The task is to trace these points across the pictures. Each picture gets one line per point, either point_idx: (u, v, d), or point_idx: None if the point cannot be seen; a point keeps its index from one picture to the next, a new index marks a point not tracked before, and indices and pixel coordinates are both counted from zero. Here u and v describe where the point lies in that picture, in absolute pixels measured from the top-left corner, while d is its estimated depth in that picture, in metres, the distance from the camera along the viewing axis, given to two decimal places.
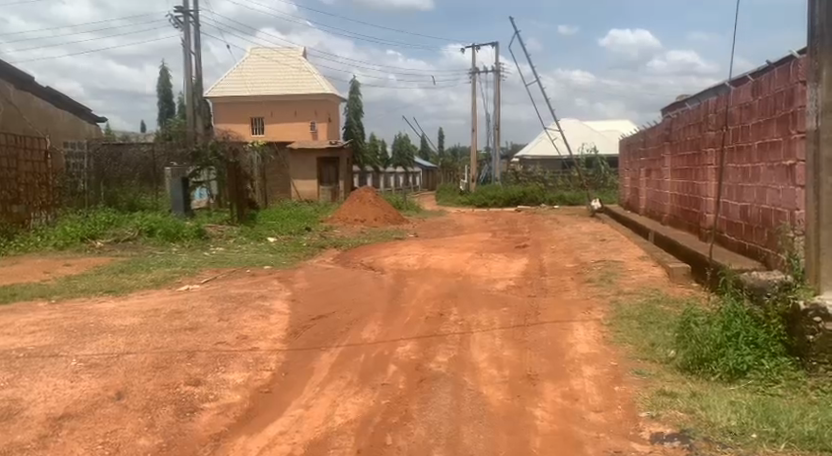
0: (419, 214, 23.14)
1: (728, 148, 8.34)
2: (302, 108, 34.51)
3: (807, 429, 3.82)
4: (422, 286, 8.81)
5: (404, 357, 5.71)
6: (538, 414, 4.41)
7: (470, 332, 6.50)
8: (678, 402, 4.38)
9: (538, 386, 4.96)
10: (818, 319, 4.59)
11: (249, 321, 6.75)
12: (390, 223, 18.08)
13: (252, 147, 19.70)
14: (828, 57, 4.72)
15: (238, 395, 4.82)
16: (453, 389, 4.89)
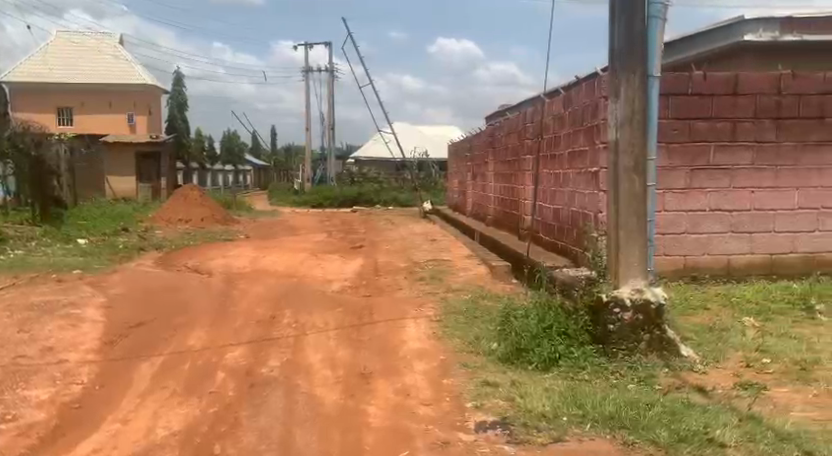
0: (252, 214, 22.85)
1: (544, 155, 9.00)
2: (118, 99, 32.81)
3: (608, 409, 4.26)
4: (253, 289, 8.76)
5: (234, 362, 5.71)
6: (370, 411, 4.61)
7: (304, 334, 6.59)
8: (500, 392, 4.74)
9: (371, 383, 5.17)
10: (617, 310, 5.18)
11: (56, 332, 6.41)
12: (217, 223, 17.66)
13: (58, 141, 18.44)
14: (625, 74, 5.21)
15: (43, 412, 4.62)
16: (285, 393, 4.97)
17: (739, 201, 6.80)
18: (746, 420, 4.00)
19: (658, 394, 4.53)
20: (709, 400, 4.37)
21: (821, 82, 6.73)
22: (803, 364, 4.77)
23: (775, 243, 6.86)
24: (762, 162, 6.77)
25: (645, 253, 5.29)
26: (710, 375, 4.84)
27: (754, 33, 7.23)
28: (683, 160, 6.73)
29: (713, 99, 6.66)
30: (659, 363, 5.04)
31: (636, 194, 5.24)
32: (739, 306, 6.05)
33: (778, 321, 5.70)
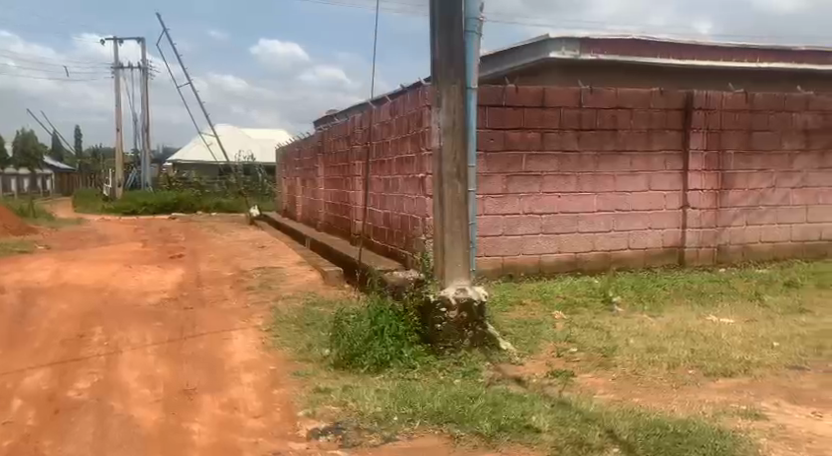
0: (53, 223, 21.20)
1: (372, 161, 9.26)
2: None
3: (436, 405, 4.50)
4: (56, 306, 8.24)
5: (35, 388, 5.38)
6: (194, 429, 4.54)
7: (118, 352, 6.33)
8: (331, 397, 4.84)
9: (194, 400, 5.07)
10: (444, 309, 5.48)
11: None
12: (12, 232, 16.31)
13: None
14: (447, 85, 5.51)
15: None
16: (97, 417, 4.77)
17: (548, 206, 7.38)
18: (558, 405, 4.39)
19: (482, 387, 4.85)
20: (525, 389, 4.74)
21: (614, 97, 7.47)
22: (603, 351, 5.29)
23: (580, 243, 7.54)
24: (567, 169, 7.40)
25: (467, 253, 5.62)
26: (526, 365, 5.24)
27: (558, 51, 7.86)
28: (498, 167, 7.19)
29: (523, 110, 7.18)
30: (481, 357, 5.38)
31: (460, 198, 5.56)
32: (549, 301, 6.58)
33: (583, 313, 6.27)
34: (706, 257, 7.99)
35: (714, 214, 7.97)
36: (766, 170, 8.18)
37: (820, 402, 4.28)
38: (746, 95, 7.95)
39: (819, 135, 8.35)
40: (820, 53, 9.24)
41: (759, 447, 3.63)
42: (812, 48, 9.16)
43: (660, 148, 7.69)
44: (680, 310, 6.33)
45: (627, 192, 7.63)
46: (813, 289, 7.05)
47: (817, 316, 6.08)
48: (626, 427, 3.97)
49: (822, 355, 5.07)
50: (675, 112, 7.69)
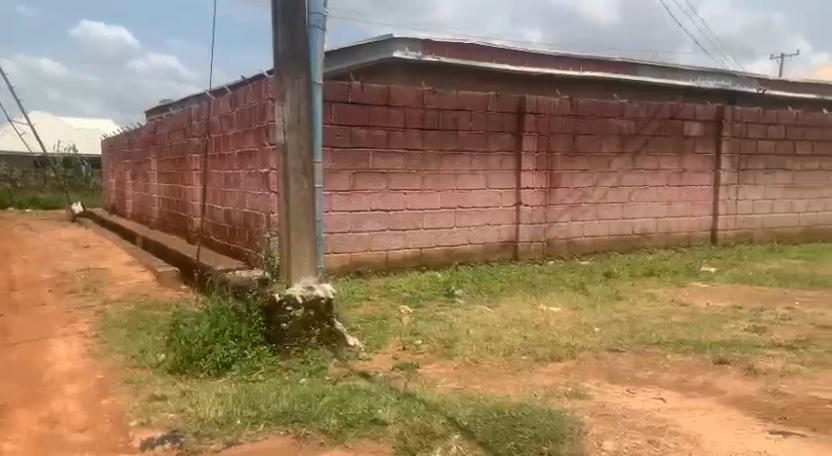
0: None
1: (211, 155, 9.03)
2: None
3: (281, 406, 4.51)
4: None
5: None
6: (9, 448, 4.21)
7: None
8: (168, 404, 4.67)
9: (8, 416, 4.70)
10: (290, 308, 5.48)
11: None
12: None
13: None
14: (290, 80, 5.51)
15: None
16: None
17: (394, 203, 7.56)
18: (403, 398, 4.55)
19: (328, 385, 4.91)
20: (372, 383, 4.87)
21: (455, 99, 7.79)
22: (446, 342, 5.55)
23: (424, 239, 7.79)
24: (411, 167, 7.62)
25: (314, 251, 5.66)
26: (372, 360, 5.37)
27: (401, 51, 8.10)
28: (346, 164, 7.22)
29: (369, 109, 7.29)
30: (329, 355, 5.45)
31: (305, 195, 5.59)
32: (394, 297, 6.77)
33: (427, 307, 6.51)
34: (537, 251, 8.56)
35: (544, 211, 8.55)
36: (589, 170, 8.88)
37: (633, 380, 4.75)
38: (572, 101, 8.58)
39: (633, 139, 9.18)
40: (630, 64, 10.15)
41: (582, 425, 3.97)
42: (625, 59, 10.04)
43: (496, 149, 8.13)
44: (514, 301, 6.75)
45: (468, 190, 8.00)
46: (627, 278, 7.76)
47: (631, 302, 6.72)
48: (465, 414, 4.20)
49: (635, 337, 5.63)
50: (509, 116, 8.16)
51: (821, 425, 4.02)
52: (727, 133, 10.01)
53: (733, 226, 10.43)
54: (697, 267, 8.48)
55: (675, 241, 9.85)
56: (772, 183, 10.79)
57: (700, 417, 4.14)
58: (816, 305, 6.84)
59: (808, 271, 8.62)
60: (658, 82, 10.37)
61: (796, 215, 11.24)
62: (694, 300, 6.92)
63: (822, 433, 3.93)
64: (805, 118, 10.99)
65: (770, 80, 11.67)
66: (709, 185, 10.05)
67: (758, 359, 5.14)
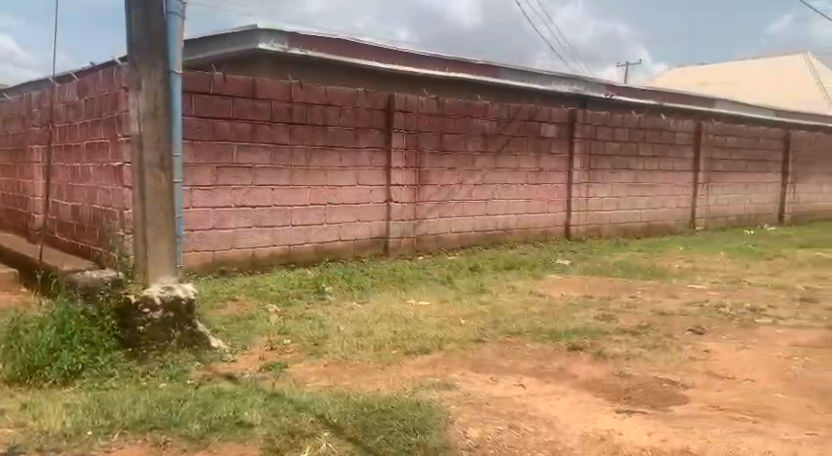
0: None
1: (55, 146, 8.40)
2: None
3: (138, 414, 4.18)
4: None
5: None
6: None
7: None
8: (6, 419, 4.23)
9: None
10: (147, 310, 5.17)
11: None
12: None
13: None
14: (146, 68, 5.15)
15: None
16: None
17: (261, 198, 7.34)
18: (271, 398, 4.41)
19: (190, 388, 4.66)
20: (237, 385, 4.68)
21: (323, 94, 7.69)
22: (315, 340, 5.46)
23: (292, 236, 7.63)
24: (278, 162, 7.43)
25: (172, 248, 5.39)
26: (238, 362, 5.18)
27: (266, 43, 7.79)
28: (207, 158, 6.93)
29: (232, 101, 7.05)
30: (191, 358, 5.20)
31: (163, 191, 5.28)
32: (261, 295, 6.58)
33: (296, 305, 6.39)
34: (407, 247, 8.63)
35: (412, 208, 8.63)
36: (455, 168, 9.05)
37: (495, 368, 4.89)
38: (438, 100, 8.72)
39: (495, 138, 9.46)
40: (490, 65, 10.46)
41: (449, 414, 4.02)
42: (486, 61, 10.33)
43: (365, 145, 8.11)
44: (383, 296, 6.76)
45: (338, 186, 7.93)
46: (490, 272, 7.99)
47: (495, 294, 6.94)
48: (335, 410, 4.13)
49: (497, 328, 5.80)
50: (376, 112, 8.16)
51: (661, 403, 4.31)
52: (579, 135, 10.56)
53: (584, 222, 11.03)
54: (553, 261, 8.88)
55: (534, 236, 10.28)
56: (619, 182, 11.52)
57: (556, 400, 4.32)
58: (656, 293, 7.36)
59: (649, 262, 9.27)
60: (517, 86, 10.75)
61: (639, 212, 12.06)
62: (550, 290, 7.24)
63: (662, 409, 4.22)
64: (646, 122, 11.82)
65: (616, 86, 12.44)
66: (563, 183, 10.57)
67: (607, 344, 5.45)
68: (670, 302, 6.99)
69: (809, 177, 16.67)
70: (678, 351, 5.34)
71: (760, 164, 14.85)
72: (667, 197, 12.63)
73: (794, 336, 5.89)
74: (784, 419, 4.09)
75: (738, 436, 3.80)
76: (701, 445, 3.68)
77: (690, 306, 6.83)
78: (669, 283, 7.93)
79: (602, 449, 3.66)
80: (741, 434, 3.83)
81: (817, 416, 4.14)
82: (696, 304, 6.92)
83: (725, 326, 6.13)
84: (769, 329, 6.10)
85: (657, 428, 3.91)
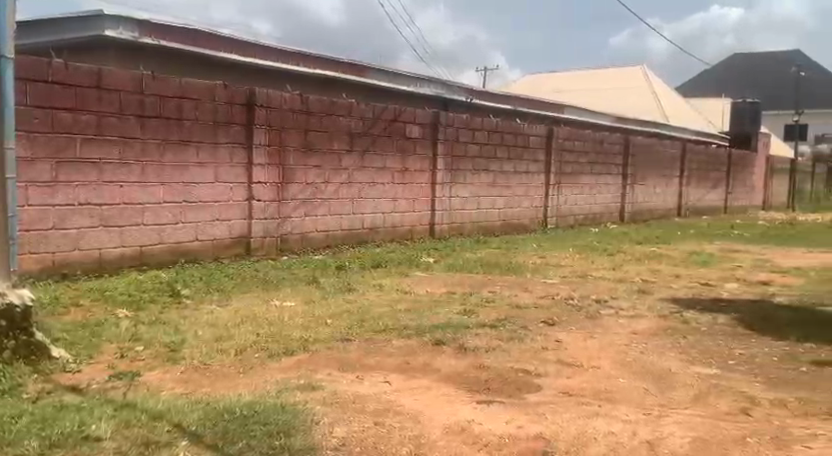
0: None
1: None
2: None
3: None
4: None
5: None
6: None
7: None
8: None
9: None
10: None
11: None
12: None
13: None
14: None
15: None
16: None
17: (109, 196, 6.84)
18: (121, 409, 4.04)
19: (27, 403, 4.16)
20: (82, 397, 4.27)
21: (178, 86, 7.29)
22: (171, 346, 5.14)
23: (144, 236, 7.18)
24: (128, 158, 6.95)
25: (6, 251, 4.94)
26: (84, 372, 4.74)
27: (114, 30, 7.39)
28: (45, 152, 6.33)
29: (76, 90, 6.50)
30: (27, 370, 4.60)
31: None
32: (110, 300, 6.13)
33: (150, 309, 6.00)
34: (270, 246, 8.38)
35: (277, 206, 8.39)
36: (320, 166, 8.88)
37: (359, 366, 4.79)
38: (302, 97, 8.52)
39: (361, 137, 9.39)
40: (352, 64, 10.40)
41: (314, 415, 3.87)
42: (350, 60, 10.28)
43: (225, 141, 7.79)
44: (246, 297, 6.51)
45: (195, 183, 7.55)
46: (357, 270, 7.91)
47: (359, 292, 6.86)
48: (193, 418, 3.85)
49: (362, 326, 5.72)
50: (236, 107, 7.85)
51: (517, 392, 4.39)
52: (442, 136, 10.71)
53: (447, 221, 11.19)
54: (418, 258, 8.92)
55: (400, 235, 10.30)
56: (479, 182, 11.78)
57: (419, 395, 4.29)
58: (513, 288, 7.55)
59: (506, 258, 9.54)
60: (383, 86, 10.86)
61: (498, 211, 12.41)
62: (414, 287, 7.25)
63: (520, 398, 4.29)
64: (504, 125, 12.18)
65: (476, 90, 12.75)
66: (428, 183, 10.66)
67: (468, 338, 5.50)
68: (525, 295, 7.20)
69: (645, 180, 17.87)
70: (532, 342, 5.48)
71: (604, 167, 15.74)
72: (523, 197, 13.08)
73: (634, 325, 6.23)
74: (625, 401, 4.28)
75: (587, 419, 3.92)
76: (554, 430, 3.77)
77: (543, 299, 7.06)
78: (524, 278, 8.19)
79: (463, 439, 3.66)
80: (589, 417, 3.95)
81: (653, 397, 4.37)
82: (548, 297, 7.17)
83: (574, 317, 6.38)
84: (611, 319, 6.42)
85: (513, 416, 3.96)
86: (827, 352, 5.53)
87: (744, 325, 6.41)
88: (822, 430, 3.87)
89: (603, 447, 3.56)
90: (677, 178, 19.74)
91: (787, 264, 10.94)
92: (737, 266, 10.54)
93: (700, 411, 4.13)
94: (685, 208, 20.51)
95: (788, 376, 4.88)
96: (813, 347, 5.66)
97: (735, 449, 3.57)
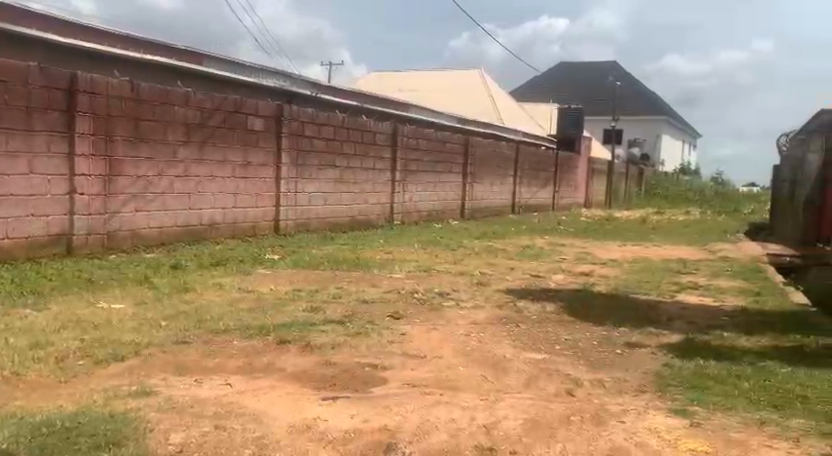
0: None
1: None
2: None
3: None
4: None
5: None
6: None
7: None
8: None
9: None
10: None
11: None
12: None
13: None
14: None
15: None
16: None
17: None
18: None
19: None
20: None
21: None
22: None
23: None
24: None
25: None
26: None
27: None
28: None
29: None
30: None
31: None
32: None
33: None
34: (95, 244, 7.80)
35: (103, 201, 7.82)
36: (153, 159, 8.36)
37: (198, 369, 4.52)
38: (131, 84, 7.99)
39: (199, 128, 8.95)
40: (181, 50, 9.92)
41: (148, 422, 3.59)
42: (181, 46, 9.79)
43: (41, 129, 7.11)
44: (68, 300, 5.99)
45: (5, 175, 6.85)
46: (194, 269, 7.53)
47: (196, 292, 6.52)
48: (5, 435, 3.41)
49: (202, 327, 5.42)
50: (55, 92, 7.19)
51: (362, 386, 4.32)
52: (286, 130, 10.47)
53: (292, 217, 10.96)
54: (261, 255, 8.65)
55: (241, 232, 9.94)
56: (325, 178, 11.63)
57: (263, 395, 4.11)
58: (359, 283, 7.50)
59: (353, 254, 9.46)
60: (222, 76, 10.50)
61: (344, 207, 12.32)
62: (257, 285, 6.99)
63: (364, 392, 4.22)
64: (349, 121, 12.11)
65: (318, 84, 12.59)
66: (272, 178, 10.37)
67: (312, 335, 5.37)
68: (370, 291, 7.16)
69: (484, 178, 18.48)
70: (379, 336, 5.44)
71: (446, 165, 16.09)
72: (370, 193, 13.08)
73: (473, 316, 6.36)
74: (465, 389, 4.33)
75: (428, 408, 3.92)
76: (398, 421, 3.73)
77: (388, 293, 7.06)
78: (369, 273, 8.16)
79: (308, 437, 3.52)
80: (431, 406, 3.95)
81: (490, 383, 4.46)
82: (393, 291, 7.18)
83: (418, 310, 6.42)
84: (453, 311, 6.52)
85: (359, 410, 3.88)
86: (641, 334, 5.92)
87: (570, 312, 6.75)
88: (637, 405, 4.10)
89: (444, 435, 3.57)
90: (512, 176, 20.59)
91: (606, 256, 11.73)
92: (563, 258, 11.13)
93: (532, 394, 4.26)
94: (519, 204, 21.44)
95: (607, 357, 5.16)
96: (628, 330, 6.05)
97: (562, 428, 3.70)
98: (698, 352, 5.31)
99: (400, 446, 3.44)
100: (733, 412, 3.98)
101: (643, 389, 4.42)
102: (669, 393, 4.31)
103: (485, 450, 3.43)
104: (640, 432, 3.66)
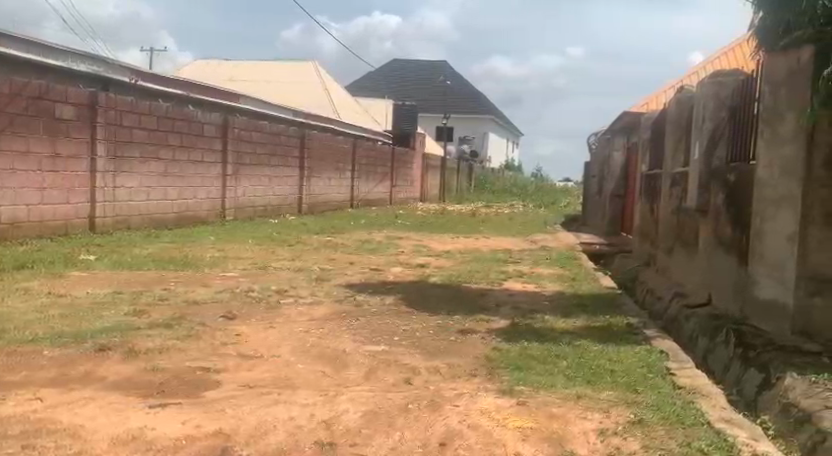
0: None
1: None
2: None
3: None
4: None
5: None
6: None
7: None
8: None
9: None
10: None
11: None
12: None
13: None
14: None
15: None
16: None
17: None
18: None
19: None
20: None
21: None
22: None
23: None
24: None
25: None
26: None
27: None
28: None
29: None
30: None
31: None
32: None
33: None
34: None
35: None
36: None
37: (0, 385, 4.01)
38: None
39: None
40: None
41: None
42: None
43: None
44: None
45: None
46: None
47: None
48: None
49: (5, 338, 4.84)
50: None
51: (193, 391, 4.03)
52: (101, 119, 9.73)
53: (111, 214, 10.23)
54: (75, 256, 7.95)
55: (50, 230, 9.12)
56: (147, 171, 10.97)
57: (80, 408, 3.71)
58: (188, 284, 7.08)
59: (181, 253, 8.96)
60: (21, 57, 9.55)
61: (170, 202, 11.68)
62: (71, 290, 6.39)
63: (194, 396, 3.94)
64: (174, 111, 11.48)
65: (137, 70, 11.84)
66: (85, 171, 9.60)
67: (134, 340, 4.96)
68: (201, 291, 6.76)
69: (321, 172, 18.25)
70: (211, 338, 5.12)
71: (281, 160, 15.71)
72: (198, 188, 12.49)
73: (311, 312, 6.18)
74: (304, 386, 4.16)
75: (264, 408, 3.72)
76: (233, 424, 3.50)
77: (220, 293, 6.70)
78: (200, 273, 7.73)
79: (133, 448, 3.21)
80: (268, 406, 3.75)
81: (328, 378, 4.33)
82: (226, 290, 6.84)
83: (253, 309, 6.15)
84: (290, 308, 6.30)
85: (191, 416, 3.60)
86: (472, 321, 6.01)
87: (406, 303, 6.75)
88: (469, 388, 4.13)
89: (282, 434, 3.39)
90: (349, 171, 20.51)
91: (440, 248, 11.93)
92: (400, 251, 11.19)
93: (371, 386, 4.18)
94: (356, 199, 21.41)
95: (440, 345, 5.18)
96: (462, 318, 6.13)
97: (400, 416, 3.63)
98: (524, 336, 5.46)
99: (236, 449, 3.22)
100: (554, 389, 4.10)
101: (475, 373, 4.46)
102: (498, 376, 4.38)
103: (325, 445, 3.29)
104: (475, 414, 3.67)
